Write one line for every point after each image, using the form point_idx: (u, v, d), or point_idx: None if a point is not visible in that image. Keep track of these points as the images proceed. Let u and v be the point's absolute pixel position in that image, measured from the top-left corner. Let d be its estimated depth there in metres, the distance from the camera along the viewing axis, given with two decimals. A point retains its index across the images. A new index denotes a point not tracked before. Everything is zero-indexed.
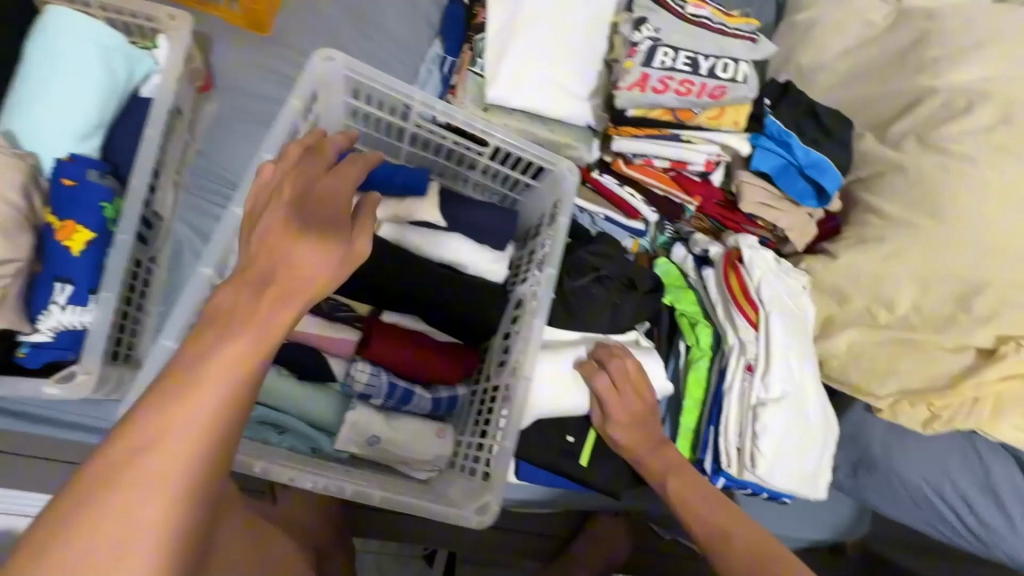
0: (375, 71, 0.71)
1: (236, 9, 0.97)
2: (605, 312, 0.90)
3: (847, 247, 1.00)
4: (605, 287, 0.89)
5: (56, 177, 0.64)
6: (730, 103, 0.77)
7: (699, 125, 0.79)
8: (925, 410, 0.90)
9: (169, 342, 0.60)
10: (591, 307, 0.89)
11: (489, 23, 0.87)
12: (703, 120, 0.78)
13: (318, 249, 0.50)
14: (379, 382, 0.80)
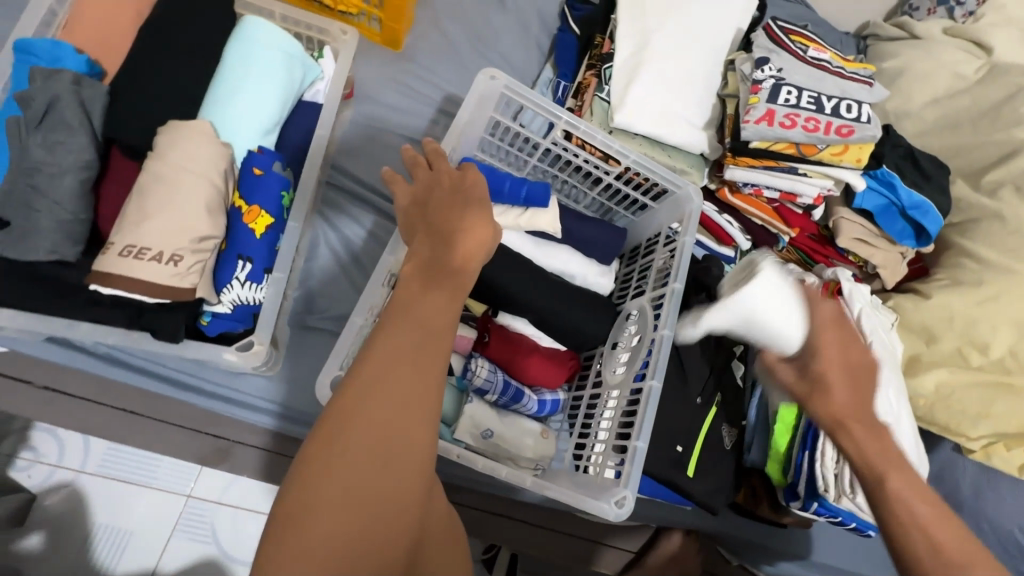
0: (530, 91, 0.78)
1: (376, 27, 1.07)
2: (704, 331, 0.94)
3: (940, 288, 1.03)
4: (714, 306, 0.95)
5: (247, 166, 0.71)
6: (856, 141, 0.81)
7: (821, 160, 0.83)
8: (1022, 453, 0.91)
9: (359, 319, 0.72)
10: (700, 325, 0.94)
11: (616, 57, 0.94)
12: (825, 155, 0.82)
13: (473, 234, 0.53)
14: (496, 379, 0.85)
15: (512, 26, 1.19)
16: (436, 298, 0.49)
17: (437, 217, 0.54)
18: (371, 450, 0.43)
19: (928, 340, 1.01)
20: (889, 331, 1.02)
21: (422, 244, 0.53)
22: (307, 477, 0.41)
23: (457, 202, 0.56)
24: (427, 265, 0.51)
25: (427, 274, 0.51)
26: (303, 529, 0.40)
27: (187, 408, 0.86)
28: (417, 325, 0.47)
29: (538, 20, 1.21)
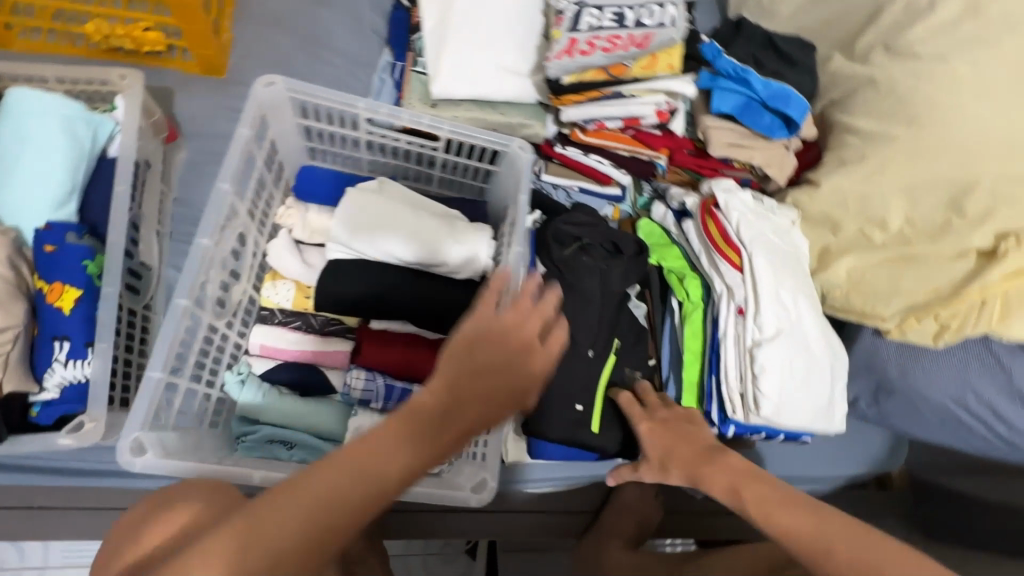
0: (314, 87, 0.73)
1: (189, 58, 1.02)
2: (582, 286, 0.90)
3: (828, 173, 0.96)
4: (590, 255, 0.91)
5: (38, 245, 0.69)
6: (658, 48, 0.75)
7: (635, 78, 0.77)
8: (933, 323, 0.86)
9: (155, 373, 0.59)
10: (580, 277, 0.90)
11: (423, 23, 0.88)
12: (636, 71, 0.77)
13: (489, 420, 0.53)
14: (375, 385, 0.83)
15: (341, 18, 1.13)
16: (395, 445, 0.49)
17: (486, 381, 0.52)
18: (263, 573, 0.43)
19: (832, 229, 0.97)
20: (788, 233, 0.97)
21: (452, 360, 0.53)
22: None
23: (524, 377, 0.54)
24: (406, 408, 0.51)
25: (431, 412, 0.50)
26: None
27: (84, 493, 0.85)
28: (366, 472, 0.47)
29: (368, 3, 1.15)
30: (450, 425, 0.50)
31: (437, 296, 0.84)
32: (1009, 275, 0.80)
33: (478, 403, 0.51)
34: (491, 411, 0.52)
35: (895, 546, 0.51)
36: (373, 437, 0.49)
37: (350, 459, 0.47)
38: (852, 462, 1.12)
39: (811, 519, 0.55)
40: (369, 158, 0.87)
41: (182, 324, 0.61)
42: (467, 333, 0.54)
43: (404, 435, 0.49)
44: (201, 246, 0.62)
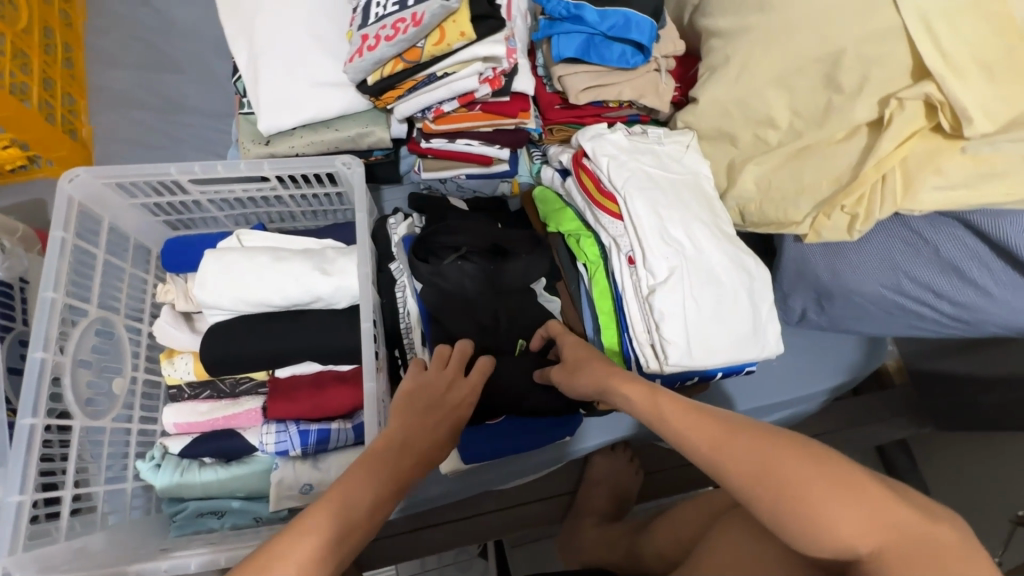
0: (119, 167, 0.72)
1: (52, 163, 1.03)
2: (467, 286, 0.85)
3: (703, 85, 0.89)
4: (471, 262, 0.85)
5: None
6: (439, 19, 0.69)
7: (430, 58, 0.72)
8: (843, 215, 0.79)
9: (16, 497, 0.61)
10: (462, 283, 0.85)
11: (238, 63, 0.86)
12: (429, 50, 0.71)
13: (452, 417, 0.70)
14: (288, 434, 0.83)
15: (195, 79, 1.13)
16: (364, 486, 0.54)
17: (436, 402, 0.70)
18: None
19: (731, 142, 0.90)
20: (680, 159, 0.90)
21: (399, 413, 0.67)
22: None
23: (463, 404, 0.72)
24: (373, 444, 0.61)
25: (385, 451, 0.59)
26: None
27: None
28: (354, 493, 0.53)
29: (217, 55, 1.15)
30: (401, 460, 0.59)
31: (320, 332, 0.82)
32: (901, 141, 0.71)
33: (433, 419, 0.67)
34: (445, 412, 0.69)
35: (781, 435, 0.47)
36: (339, 487, 0.54)
37: (327, 514, 0.50)
38: (828, 375, 1.05)
39: (698, 420, 0.50)
40: (224, 214, 0.86)
41: (37, 440, 0.63)
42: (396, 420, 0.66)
43: (370, 475, 0.56)
44: (35, 360, 0.64)
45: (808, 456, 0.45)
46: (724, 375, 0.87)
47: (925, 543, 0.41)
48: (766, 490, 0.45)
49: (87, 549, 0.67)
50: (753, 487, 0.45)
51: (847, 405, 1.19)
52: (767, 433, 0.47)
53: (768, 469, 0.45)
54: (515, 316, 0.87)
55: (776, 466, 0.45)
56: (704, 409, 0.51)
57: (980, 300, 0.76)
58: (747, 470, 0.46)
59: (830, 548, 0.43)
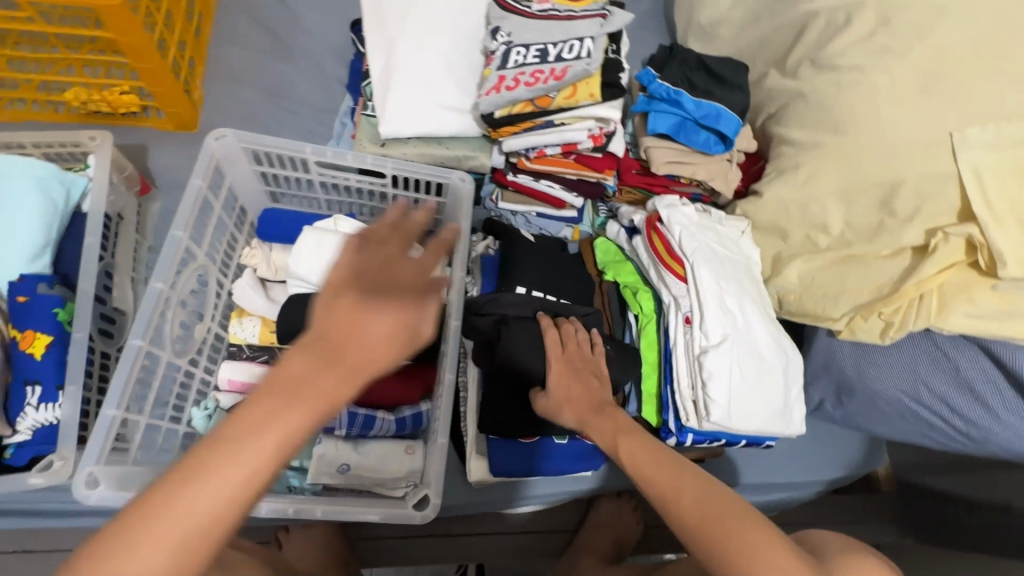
0: (262, 136, 0.79)
1: (162, 116, 1.10)
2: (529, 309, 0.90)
3: (770, 183, 1.00)
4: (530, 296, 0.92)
5: (12, 297, 0.74)
6: (575, 79, 0.79)
7: (558, 108, 0.82)
8: (878, 321, 0.88)
9: (113, 411, 0.65)
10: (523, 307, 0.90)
11: (372, 70, 0.95)
12: (560, 101, 0.81)
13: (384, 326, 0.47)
14: (339, 413, 0.86)
15: (306, 70, 1.22)
16: (261, 421, 0.43)
17: (383, 278, 0.49)
18: (192, 513, 0.40)
19: (782, 237, 1.00)
20: (736, 243, 1.00)
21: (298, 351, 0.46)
22: (169, 516, 0.40)
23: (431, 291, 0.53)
24: (283, 377, 0.45)
25: (289, 382, 0.44)
26: (156, 540, 0.39)
27: (60, 532, 0.87)
28: (245, 441, 0.42)
29: (331, 56, 1.24)
30: (312, 396, 0.44)
31: None
32: (942, 268, 0.82)
33: (361, 346, 0.46)
34: (397, 308, 0.48)
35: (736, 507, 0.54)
36: (229, 425, 0.43)
37: (220, 472, 0.41)
38: (829, 466, 1.12)
39: (651, 458, 0.63)
40: (325, 198, 0.93)
41: (138, 364, 0.67)
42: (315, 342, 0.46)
43: (275, 418, 0.43)
44: (155, 289, 0.70)
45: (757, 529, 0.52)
46: (745, 445, 0.93)
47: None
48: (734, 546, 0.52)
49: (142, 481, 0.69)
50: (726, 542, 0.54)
51: (836, 499, 1.26)
52: (716, 501, 0.55)
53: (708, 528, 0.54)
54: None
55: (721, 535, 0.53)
56: (687, 466, 0.61)
57: (989, 421, 0.86)
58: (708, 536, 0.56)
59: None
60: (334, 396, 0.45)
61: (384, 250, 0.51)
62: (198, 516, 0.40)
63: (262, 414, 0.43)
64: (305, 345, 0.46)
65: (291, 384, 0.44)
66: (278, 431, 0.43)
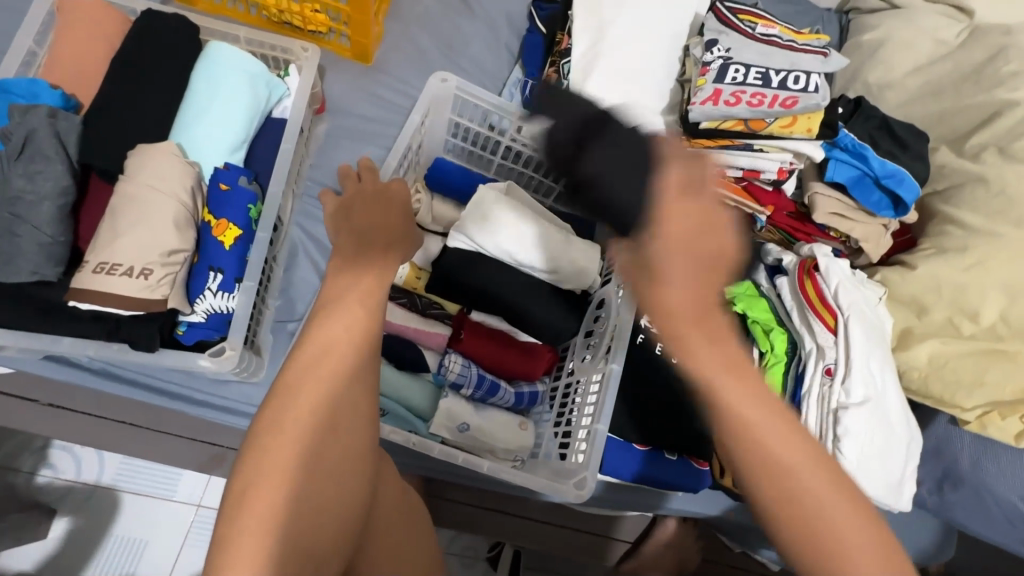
0: (482, 89, 0.82)
1: (345, 43, 1.11)
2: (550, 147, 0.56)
3: (925, 258, 1.00)
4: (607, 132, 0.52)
5: (214, 183, 0.75)
6: (802, 111, 0.81)
7: (771, 134, 0.83)
8: (1017, 422, 0.89)
9: None
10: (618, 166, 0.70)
11: (574, 50, 0.96)
12: (774, 129, 0.82)
13: (387, 252, 0.61)
14: (469, 373, 0.87)
15: (481, 30, 1.22)
16: (330, 331, 0.51)
17: (366, 245, 0.60)
18: (295, 414, 0.47)
19: (918, 312, 0.99)
20: (874, 307, 0.98)
21: (344, 244, 0.61)
22: (280, 419, 0.46)
23: (386, 239, 0.63)
24: (329, 292, 0.55)
25: (330, 295, 0.55)
26: (268, 439, 0.46)
27: (173, 415, 0.89)
28: (310, 355, 0.50)
29: (506, 24, 1.24)
30: (355, 342, 0.51)
31: (547, 302, 0.89)
32: None
33: (385, 250, 0.61)
34: (363, 273, 0.57)
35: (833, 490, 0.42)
36: (309, 340, 0.51)
37: (316, 371, 0.49)
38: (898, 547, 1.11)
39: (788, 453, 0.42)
40: (500, 162, 0.94)
41: None
42: (344, 255, 0.60)
43: (320, 370, 0.49)
44: None
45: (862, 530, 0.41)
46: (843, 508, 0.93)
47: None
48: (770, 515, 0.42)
49: None
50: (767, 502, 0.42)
51: None
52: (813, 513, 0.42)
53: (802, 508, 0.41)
54: (689, 373, 0.96)
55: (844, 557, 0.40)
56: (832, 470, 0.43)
57: None
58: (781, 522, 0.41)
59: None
60: (371, 295, 0.55)
61: (364, 202, 0.66)
62: (308, 413, 0.47)
63: (322, 334, 0.51)
64: (333, 270, 0.58)
65: (317, 344, 0.50)
66: (349, 339, 0.51)
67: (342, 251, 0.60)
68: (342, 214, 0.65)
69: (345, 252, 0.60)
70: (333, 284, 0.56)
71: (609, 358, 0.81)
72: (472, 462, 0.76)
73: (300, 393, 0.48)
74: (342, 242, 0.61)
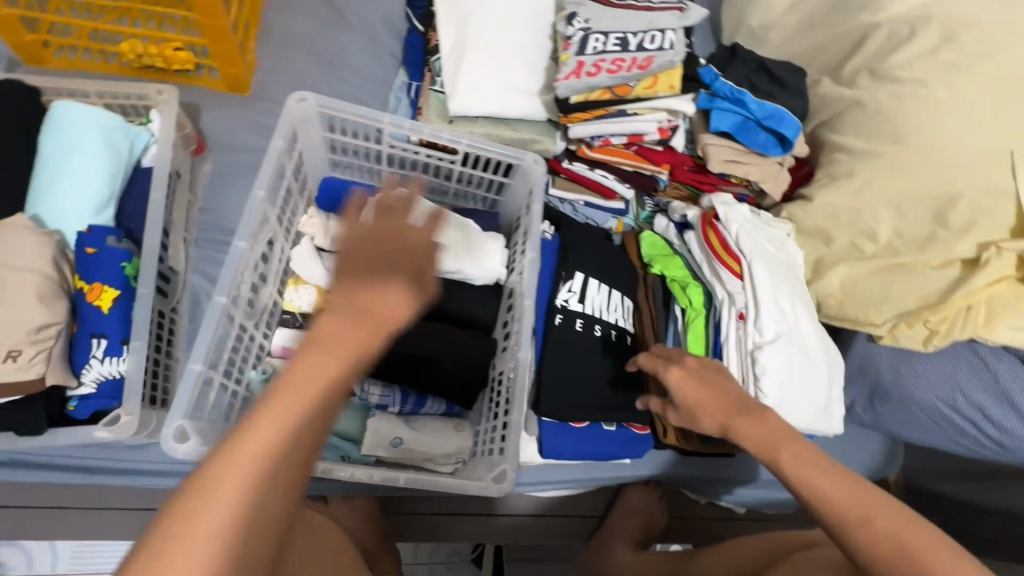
0: (342, 103, 0.79)
1: (216, 76, 1.07)
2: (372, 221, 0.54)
3: (820, 188, 1.02)
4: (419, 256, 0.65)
5: (80, 248, 0.72)
6: (659, 69, 0.82)
7: (638, 97, 0.84)
8: (923, 328, 0.91)
9: (197, 365, 0.63)
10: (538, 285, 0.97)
11: (442, 46, 0.95)
12: (638, 91, 0.83)
13: (399, 289, 0.50)
14: (392, 392, 0.86)
15: (359, 40, 1.20)
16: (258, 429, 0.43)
17: (359, 279, 0.49)
18: (209, 529, 0.40)
19: (825, 241, 1.02)
20: (783, 245, 1.01)
21: (337, 292, 0.49)
22: (184, 535, 0.39)
23: (411, 252, 0.52)
24: (283, 380, 0.45)
25: (301, 373, 0.45)
26: (170, 564, 0.38)
27: (100, 489, 0.86)
28: (239, 458, 0.42)
29: (385, 29, 1.22)
30: (276, 443, 0.43)
31: (460, 302, 0.88)
32: (992, 281, 0.84)
33: (387, 303, 0.49)
34: (339, 342, 0.46)
35: (940, 539, 0.49)
36: (233, 441, 0.42)
37: (243, 475, 0.41)
38: (850, 466, 1.15)
39: (829, 478, 0.55)
40: (387, 171, 0.92)
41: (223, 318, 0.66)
42: (336, 305, 0.48)
43: (220, 491, 0.40)
44: (239, 249, 0.67)
45: (946, 550, 0.48)
46: None
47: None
48: (881, 551, 0.50)
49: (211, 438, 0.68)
50: (865, 543, 0.51)
51: None
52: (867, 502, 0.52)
53: (919, 550, 0.48)
54: (617, 343, 0.96)
55: (915, 558, 0.48)
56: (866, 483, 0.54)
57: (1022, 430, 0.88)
58: (887, 559, 0.49)
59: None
60: (318, 382, 0.45)
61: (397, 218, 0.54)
62: (216, 535, 0.40)
63: (255, 432, 0.42)
64: (311, 335, 0.47)
65: (236, 444, 0.42)
66: (274, 443, 0.43)
67: (341, 299, 0.48)
68: (343, 258, 0.52)
69: (336, 298, 0.49)
70: (309, 360, 0.46)
71: (518, 347, 0.82)
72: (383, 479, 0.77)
73: (211, 510, 0.40)
74: (335, 292, 0.49)
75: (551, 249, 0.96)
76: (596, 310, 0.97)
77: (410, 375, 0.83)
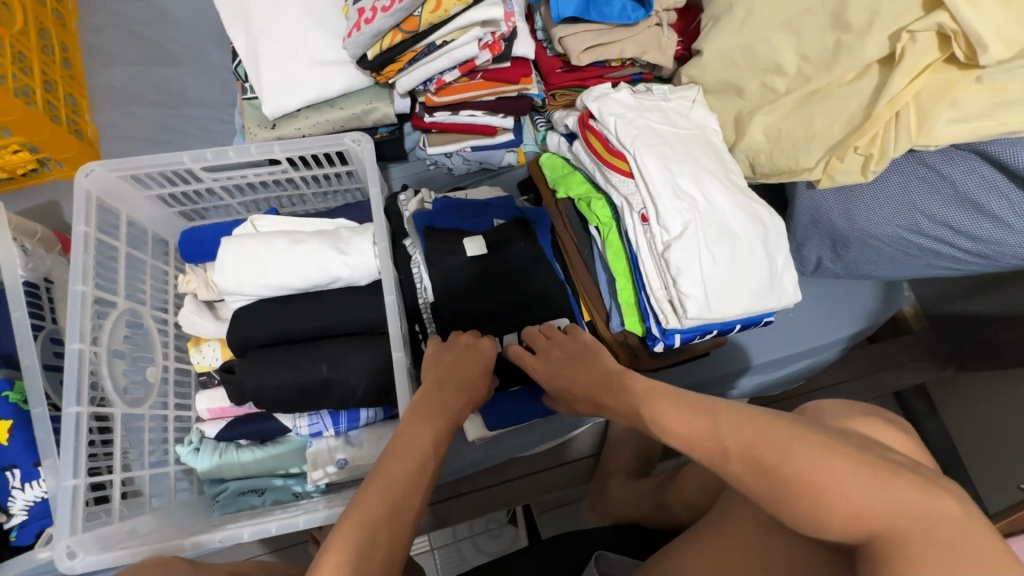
0: (129, 160, 0.76)
1: (62, 166, 1.04)
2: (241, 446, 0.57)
3: (706, 37, 0.86)
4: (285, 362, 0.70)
5: None
6: None
7: (428, 26, 0.73)
8: (857, 157, 0.77)
9: (69, 480, 0.66)
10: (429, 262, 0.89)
11: (238, 48, 0.86)
12: (427, 18, 0.73)
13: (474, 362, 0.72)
14: (320, 417, 0.84)
15: (191, 69, 1.12)
16: (420, 444, 0.56)
17: (452, 416, 0.63)
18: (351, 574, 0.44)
19: (738, 93, 0.86)
20: (687, 115, 0.87)
21: (432, 374, 0.68)
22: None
23: (488, 364, 0.73)
24: (417, 413, 0.60)
25: (401, 450, 0.54)
26: None
27: None
28: (380, 500, 0.49)
29: (212, 47, 1.13)
30: (404, 485, 0.51)
31: (341, 311, 0.82)
32: (913, 76, 0.69)
33: (467, 390, 0.68)
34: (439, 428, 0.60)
35: (801, 431, 0.44)
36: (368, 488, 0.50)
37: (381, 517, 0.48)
38: (846, 321, 1.04)
39: (772, 426, 0.45)
40: (238, 202, 0.90)
41: (80, 427, 0.68)
42: (425, 410, 0.61)
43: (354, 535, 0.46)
44: (73, 351, 0.69)
45: (802, 449, 0.43)
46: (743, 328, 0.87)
47: (925, 532, 0.39)
48: (759, 473, 0.44)
49: (139, 529, 0.72)
50: (735, 471, 0.45)
51: (863, 351, 1.18)
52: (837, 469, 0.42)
53: (770, 447, 0.44)
54: (532, 289, 0.87)
55: (774, 458, 0.43)
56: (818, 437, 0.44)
57: (999, 233, 0.76)
58: (759, 470, 0.44)
59: (835, 532, 0.41)
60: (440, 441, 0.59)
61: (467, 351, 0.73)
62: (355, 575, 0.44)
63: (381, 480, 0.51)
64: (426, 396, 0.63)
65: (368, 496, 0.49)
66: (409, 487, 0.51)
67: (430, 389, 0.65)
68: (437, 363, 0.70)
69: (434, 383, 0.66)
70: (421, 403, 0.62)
71: (392, 347, 0.77)
72: (320, 521, 0.71)
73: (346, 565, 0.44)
74: (437, 380, 0.67)
75: (429, 220, 0.89)
76: (498, 265, 0.86)
77: (321, 401, 0.80)
